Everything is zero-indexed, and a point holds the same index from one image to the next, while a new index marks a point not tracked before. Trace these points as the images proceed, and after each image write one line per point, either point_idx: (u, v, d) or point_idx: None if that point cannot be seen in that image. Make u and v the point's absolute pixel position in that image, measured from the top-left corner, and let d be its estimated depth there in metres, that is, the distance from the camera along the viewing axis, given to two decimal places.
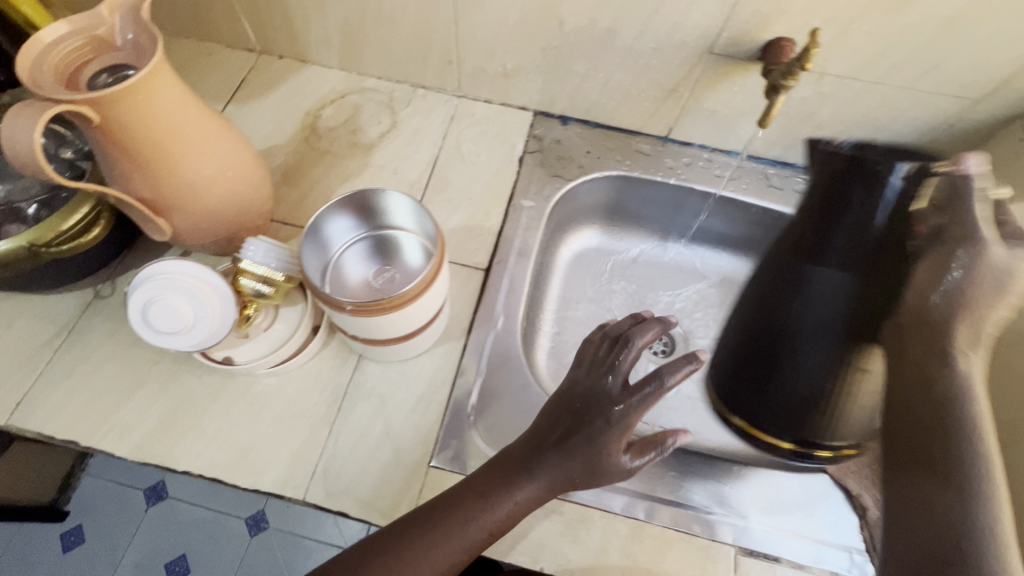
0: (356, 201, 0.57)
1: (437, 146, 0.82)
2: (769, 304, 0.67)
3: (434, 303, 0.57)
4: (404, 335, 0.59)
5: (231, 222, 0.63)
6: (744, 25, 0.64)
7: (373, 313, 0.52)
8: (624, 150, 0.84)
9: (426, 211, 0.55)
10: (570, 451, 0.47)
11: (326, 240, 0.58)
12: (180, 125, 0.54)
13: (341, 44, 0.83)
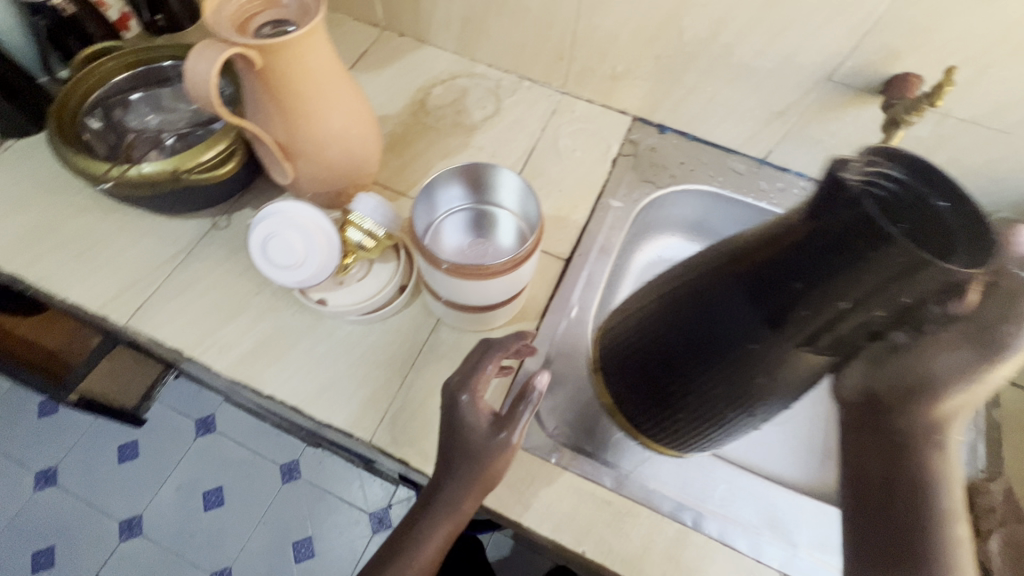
0: (471, 172, 0.61)
1: (535, 137, 0.85)
2: (673, 351, 0.54)
3: (522, 281, 0.60)
4: (486, 307, 0.61)
5: (343, 177, 0.68)
6: (872, 56, 0.64)
7: (465, 277, 0.55)
8: (718, 166, 0.84)
9: (533, 194, 0.58)
10: (449, 450, 0.53)
11: (436, 203, 0.62)
12: (324, 81, 0.59)
13: (461, 29, 0.87)
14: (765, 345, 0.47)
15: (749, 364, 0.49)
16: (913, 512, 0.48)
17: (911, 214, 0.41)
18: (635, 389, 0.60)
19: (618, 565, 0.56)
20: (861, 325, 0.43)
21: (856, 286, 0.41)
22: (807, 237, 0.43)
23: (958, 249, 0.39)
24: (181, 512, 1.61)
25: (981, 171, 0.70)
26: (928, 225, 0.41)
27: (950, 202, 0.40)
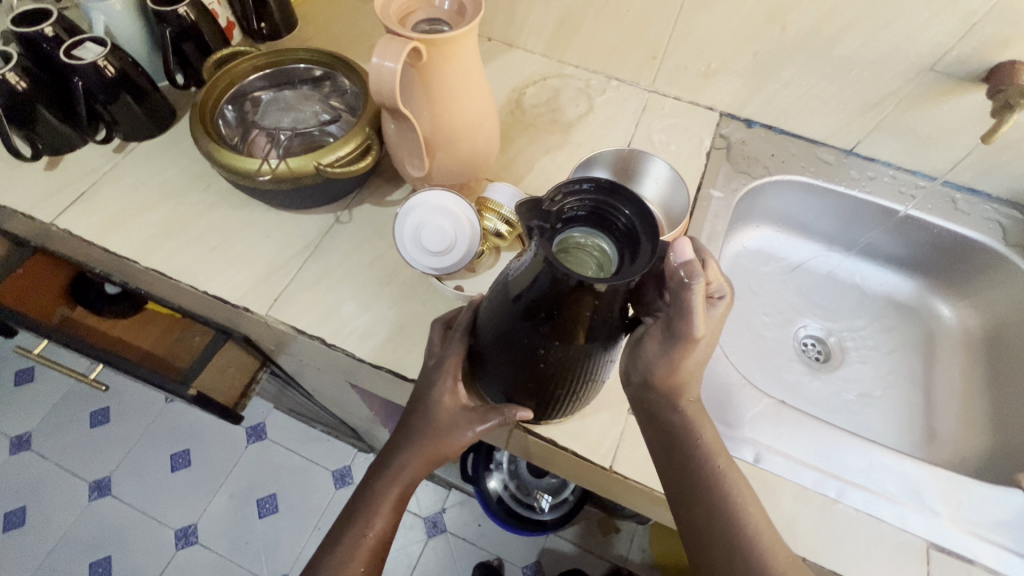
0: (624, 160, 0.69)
1: (629, 132, 0.88)
2: (521, 350, 0.48)
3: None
4: None
5: (471, 169, 0.70)
6: (980, 45, 0.67)
7: None
8: (808, 158, 0.87)
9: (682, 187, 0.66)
10: (419, 416, 0.56)
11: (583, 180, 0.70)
12: (470, 75, 0.62)
13: (554, 31, 0.91)
14: (557, 351, 0.45)
15: (564, 358, 0.47)
16: (711, 481, 0.52)
17: (598, 224, 0.43)
18: (508, 379, 0.52)
19: None
20: (601, 320, 0.43)
21: (577, 306, 0.41)
22: (547, 272, 0.40)
23: (603, 247, 0.43)
24: (235, 521, 1.58)
25: None
26: (576, 243, 0.43)
27: (629, 218, 0.41)
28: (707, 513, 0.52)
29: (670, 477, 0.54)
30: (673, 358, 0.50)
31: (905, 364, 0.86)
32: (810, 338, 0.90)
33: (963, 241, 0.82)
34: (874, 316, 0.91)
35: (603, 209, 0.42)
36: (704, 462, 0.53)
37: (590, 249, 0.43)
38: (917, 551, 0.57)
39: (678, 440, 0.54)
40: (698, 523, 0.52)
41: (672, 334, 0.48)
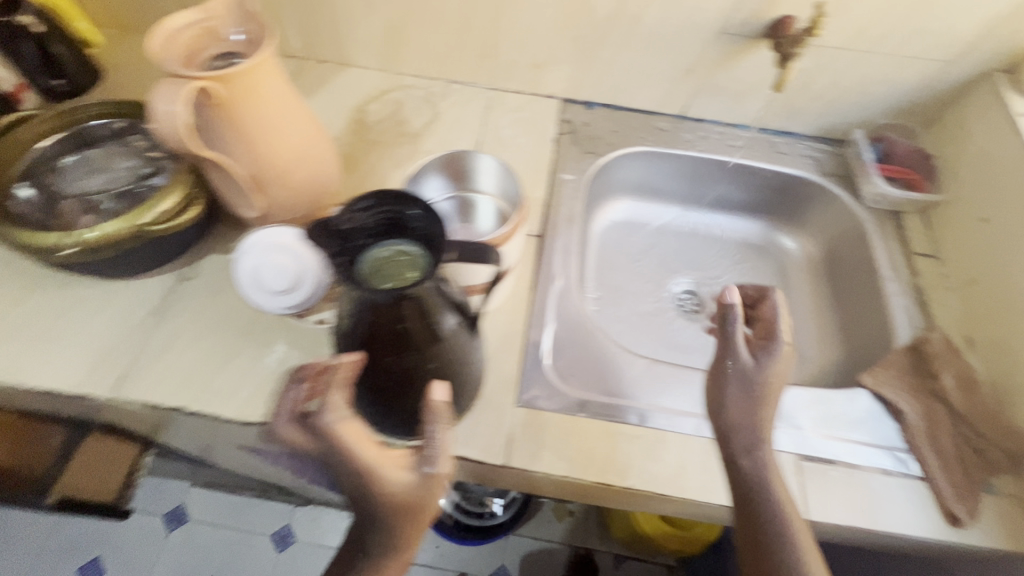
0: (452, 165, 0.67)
1: (477, 133, 0.89)
2: (376, 373, 0.48)
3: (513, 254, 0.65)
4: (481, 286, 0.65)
5: (312, 197, 0.68)
6: (756, 6, 0.75)
7: None
8: (646, 128, 0.92)
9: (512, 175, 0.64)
10: (363, 510, 0.46)
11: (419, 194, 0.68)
12: (281, 104, 0.60)
13: (382, 44, 0.90)
14: (400, 360, 0.48)
15: (418, 365, 0.49)
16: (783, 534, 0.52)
17: (394, 232, 0.46)
18: (382, 410, 0.52)
19: (663, 487, 0.61)
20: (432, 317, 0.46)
21: (393, 313, 0.43)
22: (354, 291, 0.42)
23: (407, 250, 0.45)
24: None
25: (856, 89, 0.84)
26: (381, 257, 0.44)
27: (419, 215, 0.44)
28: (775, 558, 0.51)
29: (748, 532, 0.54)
30: (730, 405, 0.58)
31: None
32: (685, 292, 0.95)
33: (788, 178, 0.91)
34: (735, 260, 0.98)
35: (391, 217, 0.45)
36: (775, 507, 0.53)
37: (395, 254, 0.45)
38: (788, 465, 0.63)
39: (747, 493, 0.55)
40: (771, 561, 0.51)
41: (752, 379, 0.58)
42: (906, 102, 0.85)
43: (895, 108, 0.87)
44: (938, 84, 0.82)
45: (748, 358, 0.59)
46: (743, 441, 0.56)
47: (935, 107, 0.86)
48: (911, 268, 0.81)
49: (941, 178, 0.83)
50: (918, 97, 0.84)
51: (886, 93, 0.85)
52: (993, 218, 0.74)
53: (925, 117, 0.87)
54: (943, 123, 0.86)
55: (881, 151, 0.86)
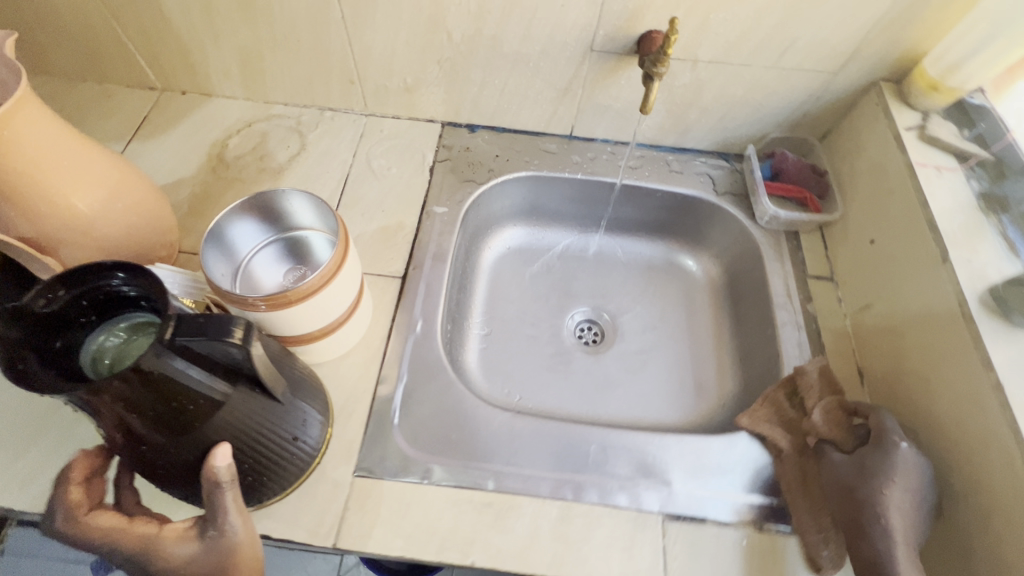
0: (258, 206, 0.56)
1: (347, 165, 0.83)
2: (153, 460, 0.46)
3: (342, 296, 0.60)
4: (321, 330, 0.61)
5: (133, 248, 0.63)
6: (617, 22, 0.69)
7: (286, 306, 0.54)
8: (532, 151, 0.87)
9: (327, 213, 0.55)
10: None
11: (232, 244, 0.58)
12: (55, 157, 0.55)
13: (242, 73, 0.83)
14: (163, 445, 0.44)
15: (201, 443, 0.45)
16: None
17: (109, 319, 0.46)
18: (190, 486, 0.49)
19: (509, 563, 0.55)
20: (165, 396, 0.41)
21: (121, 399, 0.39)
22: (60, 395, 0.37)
23: (122, 329, 0.46)
24: None
25: (743, 103, 0.79)
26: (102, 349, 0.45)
27: (125, 282, 0.45)
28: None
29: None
30: (853, 487, 0.55)
31: (670, 325, 0.88)
32: (585, 322, 0.89)
33: (684, 199, 0.86)
34: (640, 284, 0.92)
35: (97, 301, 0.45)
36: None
37: (122, 333, 0.46)
38: (652, 527, 0.58)
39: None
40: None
41: (865, 464, 0.56)
42: (799, 114, 0.80)
43: (789, 120, 0.82)
44: (828, 95, 0.77)
45: (841, 458, 0.58)
46: (878, 525, 0.52)
47: (829, 118, 0.80)
48: (805, 293, 0.75)
49: (835, 195, 0.78)
50: (810, 108, 0.79)
51: (776, 106, 0.79)
52: (880, 241, 0.69)
53: (821, 129, 0.82)
54: (838, 135, 0.81)
55: (772, 167, 0.81)
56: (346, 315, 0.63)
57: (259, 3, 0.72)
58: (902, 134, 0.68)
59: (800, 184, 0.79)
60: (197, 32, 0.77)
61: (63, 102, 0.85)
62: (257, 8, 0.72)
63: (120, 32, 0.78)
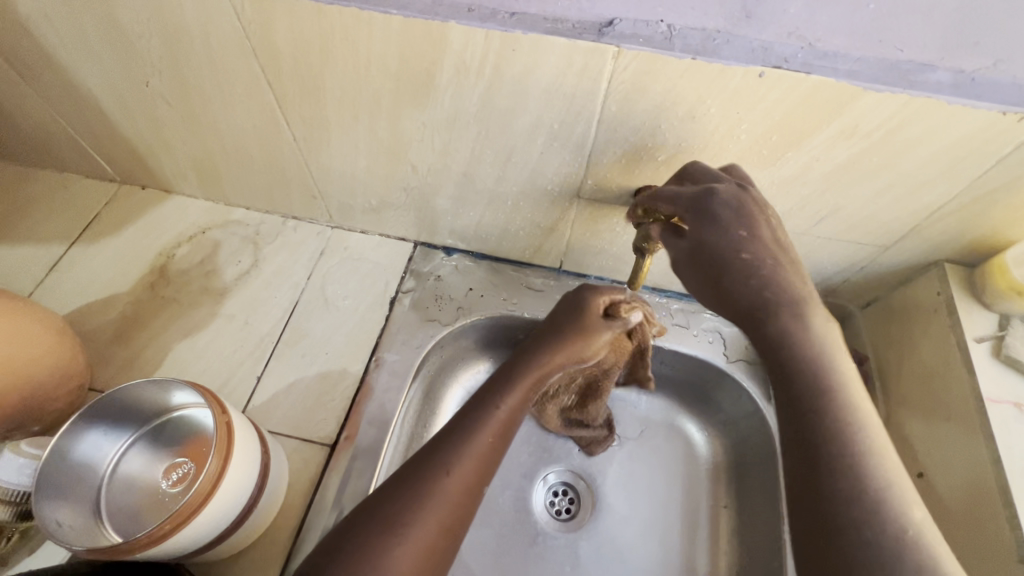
0: (114, 405, 0.47)
1: (298, 289, 0.73)
2: None
3: (233, 502, 0.48)
4: (204, 545, 0.48)
5: (11, 394, 0.55)
6: (608, 174, 0.56)
7: (128, 550, 0.42)
8: (511, 286, 0.74)
9: (208, 397, 0.47)
10: None
11: (88, 457, 0.48)
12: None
13: (198, 177, 0.75)
14: None
15: None
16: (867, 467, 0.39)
17: None
18: None
19: None
20: None
21: None
22: None
23: None
24: None
25: None
26: None
27: None
28: (872, 515, 0.38)
29: (805, 385, 0.43)
30: (730, 232, 0.47)
31: (661, 507, 0.71)
32: (559, 486, 0.73)
33: (685, 359, 0.71)
34: (633, 447, 0.75)
35: None
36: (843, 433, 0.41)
37: None
38: None
39: (788, 361, 0.44)
40: (873, 537, 0.37)
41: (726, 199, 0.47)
42: (838, 279, 0.65)
43: (823, 285, 0.67)
44: (875, 267, 0.62)
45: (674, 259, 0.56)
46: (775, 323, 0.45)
47: (876, 288, 0.65)
48: None
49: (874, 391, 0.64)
50: (850, 277, 0.64)
51: (807, 271, 0.65)
52: (928, 478, 0.55)
53: (864, 298, 0.67)
54: (886, 310, 0.65)
55: None
56: (237, 522, 0.50)
57: (203, 117, 0.63)
58: (969, 346, 0.55)
59: None
60: (146, 138, 0.69)
61: (17, 191, 0.80)
62: (203, 122, 0.64)
63: (70, 132, 0.72)
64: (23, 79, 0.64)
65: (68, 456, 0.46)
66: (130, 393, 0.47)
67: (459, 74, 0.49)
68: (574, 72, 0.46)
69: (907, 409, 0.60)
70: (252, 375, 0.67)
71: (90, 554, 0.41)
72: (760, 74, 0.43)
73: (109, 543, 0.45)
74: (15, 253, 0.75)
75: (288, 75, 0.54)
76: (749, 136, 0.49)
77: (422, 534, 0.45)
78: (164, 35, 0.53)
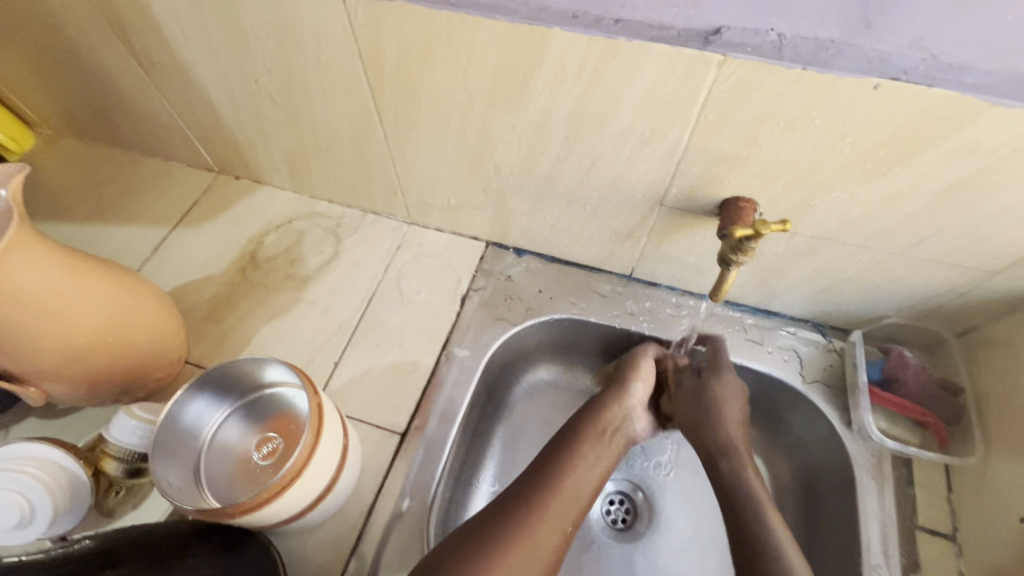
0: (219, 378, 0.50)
1: (375, 281, 0.76)
2: None
3: (317, 479, 0.51)
4: (290, 517, 0.51)
5: (121, 360, 0.60)
6: (695, 183, 0.56)
7: (230, 516, 0.45)
8: (581, 290, 0.74)
9: (303, 377, 0.50)
10: None
11: (191, 425, 0.51)
12: (20, 288, 0.50)
13: (290, 170, 0.80)
14: None
15: None
16: (749, 498, 0.56)
17: None
18: None
19: None
20: None
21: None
22: None
23: None
24: None
25: (854, 282, 0.62)
26: None
27: None
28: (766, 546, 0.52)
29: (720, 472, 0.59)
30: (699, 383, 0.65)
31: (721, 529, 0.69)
32: (616, 495, 0.72)
33: (757, 378, 0.69)
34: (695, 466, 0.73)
35: None
36: (744, 484, 0.57)
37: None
38: None
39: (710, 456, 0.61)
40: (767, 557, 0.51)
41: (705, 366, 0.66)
42: (933, 304, 0.62)
43: (915, 309, 0.63)
44: (978, 292, 0.58)
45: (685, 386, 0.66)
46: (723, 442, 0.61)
47: (976, 316, 0.61)
48: (909, 557, 0.56)
49: (971, 426, 0.60)
50: (948, 302, 0.60)
51: (899, 293, 0.61)
52: None
53: (961, 325, 0.63)
54: (986, 340, 0.61)
55: (883, 370, 0.65)
56: (319, 498, 0.53)
57: (303, 114, 0.67)
58: None
59: (921, 403, 0.63)
60: (247, 131, 0.74)
61: (129, 176, 0.87)
62: (302, 119, 0.68)
63: (180, 124, 0.78)
64: (148, 74, 0.70)
65: (177, 422, 0.49)
66: (234, 367, 0.51)
67: (555, 79, 0.50)
68: (674, 79, 0.46)
69: (1008, 447, 0.56)
70: (329, 360, 0.70)
71: (198, 515, 0.44)
72: (875, 86, 0.41)
73: (209, 506, 0.49)
74: (125, 233, 0.82)
75: (388, 76, 0.57)
76: (853, 149, 0.47)
77: (543, 550, 0.49)
78: (279, 37, 0.57)
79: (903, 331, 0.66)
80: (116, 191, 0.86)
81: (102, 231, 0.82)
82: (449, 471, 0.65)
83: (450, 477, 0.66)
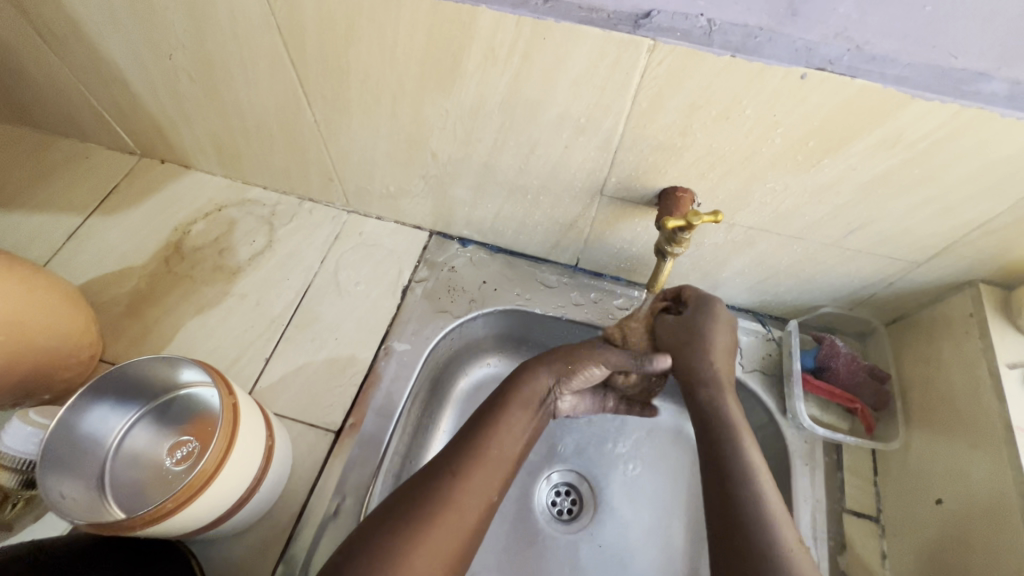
0: (121, 379, 0.47)
1: (312, 272, 0.73)
2: None
3: (235, 484, 0.48)
4: (211, 523, 0.49)
5: (19, 360, 0.54)
6: (632, 173, 0.55)
7: (134, 528, 0.42)
8: (526, 281, 0.73)
9: (217, 376, 0.47)
10: None
11: (92, 432, 0.47)
12: None
13: (217, 153, 0.74)
14: None
15: None
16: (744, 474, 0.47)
17: None
18: None
19: None
20: None
21: None
22: None
23: None
24: None
25: (790, 273, 0.63)
26: None
27: None
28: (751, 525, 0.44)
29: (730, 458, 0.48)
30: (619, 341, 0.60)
31: (665, 516, 0.70)
32: (562, 486, 0.72)
33: None
34: (641, 454, 0.73)
35: None
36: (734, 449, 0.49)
37: None
38: None
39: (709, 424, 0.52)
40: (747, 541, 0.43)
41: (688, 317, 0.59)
42: (863, 294, 0.63)
43: (848, 299, 0.65)
44: (905, 282, 0.59)
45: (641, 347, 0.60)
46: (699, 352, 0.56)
47: (903, 305, 0.63)
48: (837, 538, 0.58)
49: (895, 410, 0.62)
50: (877, 292, 0.62)
51: (833, 283, 0.62)
52: (947, 505, 0.53)
53: (889, 314, 0.65)
54: (913, 327, 0.63)
55: (816, 358, 0.65)
56: (240, 503, 0.50)
57: (225, 93, 0.62)
58: (1001, 374, 0.52)
59: (851, 390, 0.64)
60: (168, 112, 0.69)
61: (39, 159, 0.80)
62: (225, 98, 0.63)
63: (93, 101, 0.72)
64: (48, 45, 0.64)
65: (76, 428, 0.46)
66: (141, 368, 0.47)
67: (486, 61, 0.48)
68: (606, 64, 0.45)
69: (928, 429, 0.58)
70: (261, 357, 0.66)
71: (92, 529, 0.40)
72: (801, 76, 0.41)
73: (113, 517, 0.45)
74: (32, 221, 0.75)
75: (312, 54, 0.53)
76: (784, 140, 0.47)
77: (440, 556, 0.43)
78: (189, 7, 0.52)
79: (837, 320, 0.68)
80: (23, 174, 0.78)
81: (5, 218, 0.75)
82: (388, 468, 0.63)
83: (389, 474, 0.63)
